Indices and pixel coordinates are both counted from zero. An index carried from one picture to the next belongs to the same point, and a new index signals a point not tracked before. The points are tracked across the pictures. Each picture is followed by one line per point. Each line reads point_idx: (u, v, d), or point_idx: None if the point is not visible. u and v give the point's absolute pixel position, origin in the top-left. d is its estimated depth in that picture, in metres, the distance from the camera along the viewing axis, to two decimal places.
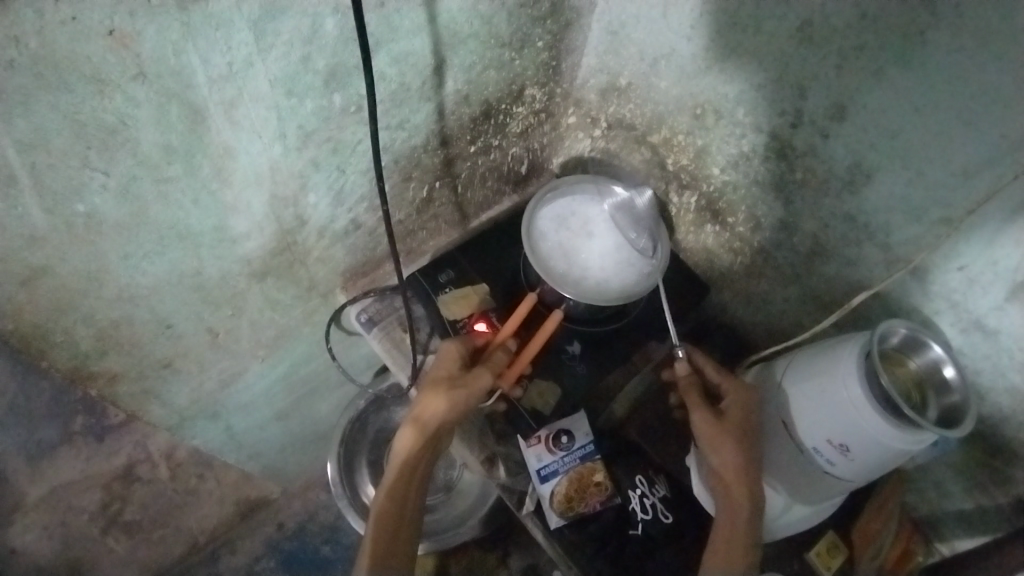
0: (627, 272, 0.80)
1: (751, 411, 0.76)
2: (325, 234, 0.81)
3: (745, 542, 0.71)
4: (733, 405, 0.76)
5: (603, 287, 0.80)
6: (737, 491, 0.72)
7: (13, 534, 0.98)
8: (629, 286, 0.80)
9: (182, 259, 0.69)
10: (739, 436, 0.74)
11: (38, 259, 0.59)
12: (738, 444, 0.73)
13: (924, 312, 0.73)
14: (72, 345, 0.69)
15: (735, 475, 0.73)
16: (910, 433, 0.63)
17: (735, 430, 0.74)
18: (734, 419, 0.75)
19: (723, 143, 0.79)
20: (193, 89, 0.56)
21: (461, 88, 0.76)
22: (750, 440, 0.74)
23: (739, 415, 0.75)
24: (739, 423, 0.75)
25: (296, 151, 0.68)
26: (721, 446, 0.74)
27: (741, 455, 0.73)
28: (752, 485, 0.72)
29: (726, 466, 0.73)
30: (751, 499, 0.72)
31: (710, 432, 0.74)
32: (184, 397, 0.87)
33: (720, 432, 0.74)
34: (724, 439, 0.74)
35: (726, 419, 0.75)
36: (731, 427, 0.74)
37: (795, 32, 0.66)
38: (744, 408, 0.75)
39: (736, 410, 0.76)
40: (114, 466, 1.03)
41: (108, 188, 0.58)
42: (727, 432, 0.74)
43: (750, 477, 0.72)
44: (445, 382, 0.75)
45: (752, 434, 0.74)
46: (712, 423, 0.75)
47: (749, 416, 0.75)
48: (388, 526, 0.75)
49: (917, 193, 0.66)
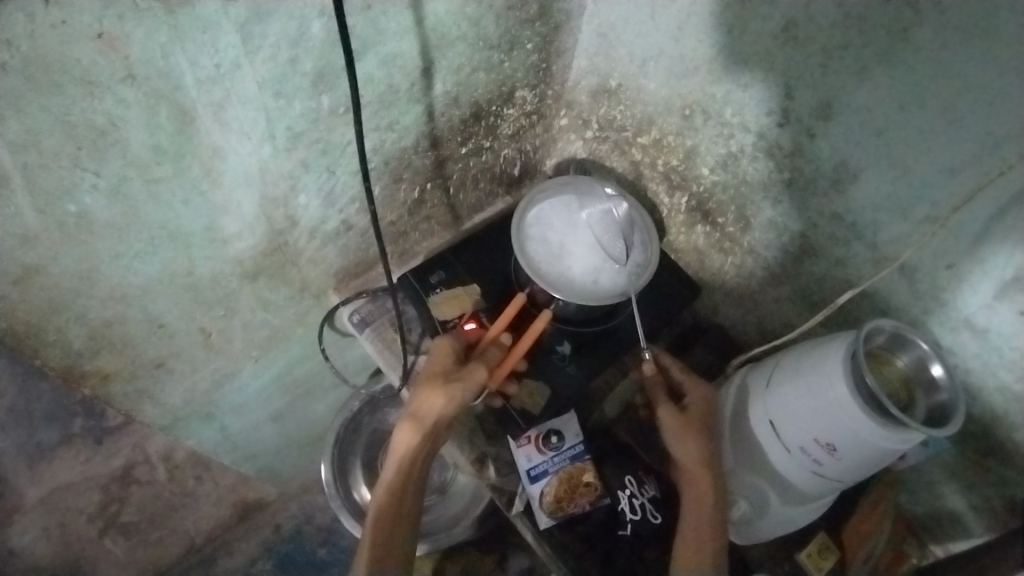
0: (614, 271, 0.81)
1: (711, 408, 0.80)
2: (316, 235, 0.81)
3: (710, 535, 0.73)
4: (694, 402, 0.80)
5: (589, 285, 0.80)
6: (702, 484, 0.75)
7: (13, 536, 1.00)
8: (615, 285, 0.81)
9: (173, 259, 0.70)
10: (701, 429, 0.77)
11: (30, 258, 0.60)
12: (702, 437, 0.77)
13: (913, 311, 0.72)
14: (65, 344, 0.69)
15: (700, 468, 0.75)
16: (897, 432, 0.63)
17: (697, 424, 0.78)
18: (696, 414, 0.79)
19: (712, 143, 0.80)
20: (182, 90, 0.57)
21: (450, 89, 0.76)
22: (711, 434, 0.78)
23: (700, 411, 0.79)
24: (700, 418, 0.79)
25: (285, 152, 0.68)
26: (685, 439, 0.77)
27: (705, 448, 0.76)
28: (716, 477, 0.75)
29: (690, 459, 0.76)
30: (717, 491, 0.74)
31: (675, 424, 0.78)
32: (177, 397, 0.88)
33: (684, 426, 0.78)
34: (688, 432, 0.77)
35: (689, 414, 0.79)
36: (693, 421, 0.78)
37: (780, 32, 0.67)
38: (703, 404, 0.80)
39: (697, 406, 0.80)
40: (113, 468, 1.05)
41: (98, 188, 0.59)
42: (690, 425, 0.78)
43: (714, 470, 0.75)
44: (439, 377, 0.76)
45: (712, 429, 0.78)
46: (677, 417, 0.78)
47: (709, 413, 0.80)
48: (387, 523, 0.75)
49: (902, 191, 0.66)
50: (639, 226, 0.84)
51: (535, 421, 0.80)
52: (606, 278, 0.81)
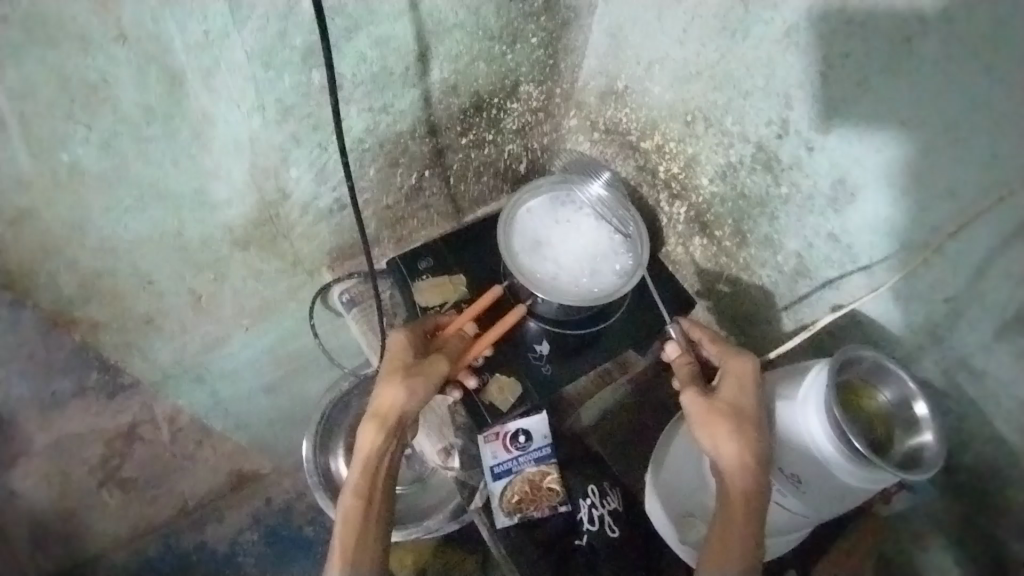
0: (574, 275, 0.80)
1: (749, 389, 0.68)
2: (309, 210, 0.83)
3: (744, 543, 0.62)
4: (729, 382, 0.68)
5: (559, 286, 0.79)
6: (735, 484, 0.63)
7: (14, 479, 0.99)
8: (584, 292, 0.78)
9: (163, 218, 0.73)
10: (732, 417, 0.65)
11: (24, 201, 0.63)
12: (734, 427, 0.64)
13: (907, 346, 0.68)
14: (55, 289, 0.73)
15: (735, 465, 0.63)
16: (864, 470, 0.60)
17: (728, 410, 0.66)
18: (728, 398, 0.67)
19: (712, 153, 0.77)
20: (172, 54, 0.59)
21: (448, 77, 0.77)
22: (747, 422, 0.65)
23: (734, 395, 0.67)
24: (733, 403, 0.67)
25: (275, 124, 0.70)
26: (713, 430, 0.65)
27: (739, 440, 0.64)
28: (758, 473, 0.63)
29: (721, 453, 0.65)
30: (752, 493, 0.62)
31: (698, 411, 0.67)
32: (166, 355, 0.92)
33: (711, 413, 0.66)
34: (717, 421, 0.65)
35: (718, 398, 0.67)
36: (723, 407, 0.66)
37: (782, 38, 0.64)
38: (739, 385, 0.68)
39: (732, 388, 0.68)
40: (120, 424, 1.05)
41: (90, 141, 0.61)
42: (719, 412, 0.66)
43: (753, 465, 0.63)
44: (401, 371, 0.73)
45: (749, 415, 0.66)
46: (703, 403, 0.67)
47: (746, 395, 0.67)
48: (355, 528, 0.69)
49: (901, 215, 0.62)
50: (628, 243, 0.81)
51: (502, 418, 0.80)
52: (577, 283, 0.79)
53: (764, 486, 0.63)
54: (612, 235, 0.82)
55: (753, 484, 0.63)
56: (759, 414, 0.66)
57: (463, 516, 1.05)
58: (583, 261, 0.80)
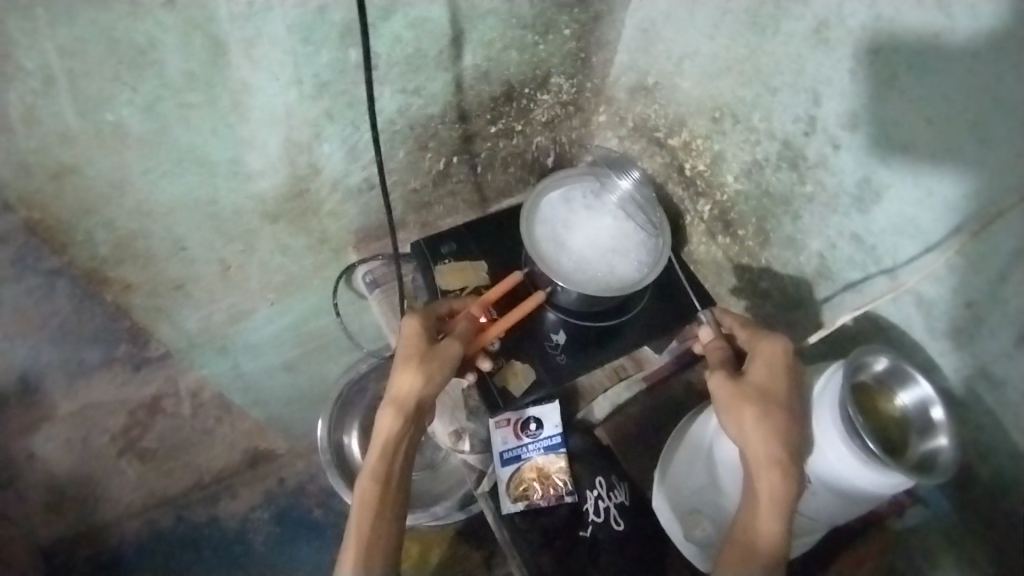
0: (588, 265, 0.80)
1: (780, 373, 0.66)
2: (338, 187, 0.86)
3: (770, 530, 0.61)
4: (760, 365, 0.67)
5: (571, 272, 0.79)
6: (762, 471, 0.62)
7: (39, 440, 1.10)
8: (594, 282, 0.78)
9: (198, 185, 0.75)
10: (760, 401, 0.64)
11: (68, 157, 0.66)
12: (761, 412, 0.64)
13: (928, 353, 0.66)
14: (91, 246, 0.77)
15: (762, 451, 0.63)
16: (877, 471, 0.59)
17: (756, 394, 0.65)
18: (757, 382, 0.66)
19: (739, 149, 0.77)
20: (216, 23, 0.61)
21: (480, 63, 0.79)
22: (776, 407, 0.64)
23: (764, 378, 0.66)
24: (762, 387, 0.66)
25: (310, 100, 0.72)
26: (740, 414, 0.65)
27: (767, 424, 0.63)
28: (787, 461, 0.61)
29: (747, 438, 0.64)
30: (779, 483, 0.61)
31: (726, 395, 0.66)
32: (193, 323, 0.96)
33: (738, 396, 0.65)
34: (744, 405, 0.65)
35: (747, 382, 0.67)
36: (752, 390, 0.65)
37: (812, 33, 0.64)
38: (770, 368, 0.67)
39: (763, 372, 0.67)
40: (143, 396, 1.14)
41: (135, 103, 0.64)
42: (747, 396, 0.65)
43: (781, 451, 0.62)
44: (416, 356, 0.72)
45: (778, 399, 0.65)
46: (730, 387, 0.66)
47: (777, 378, 0.66)
48: (373, 510, 0.69)
49: (925, 215, 0.62)
50: (647, 241, 0.81)
51: (514, 404, 0.81)
52: (590, 273, 0.79)
53: (793, 473, 0.61)
54: (632, 232, 0.82)
55: (781, 469, 0.62)
56: (791, 400, 0.65)
57: (471, 505, 1.07)
58: (599, 253, 0.80)
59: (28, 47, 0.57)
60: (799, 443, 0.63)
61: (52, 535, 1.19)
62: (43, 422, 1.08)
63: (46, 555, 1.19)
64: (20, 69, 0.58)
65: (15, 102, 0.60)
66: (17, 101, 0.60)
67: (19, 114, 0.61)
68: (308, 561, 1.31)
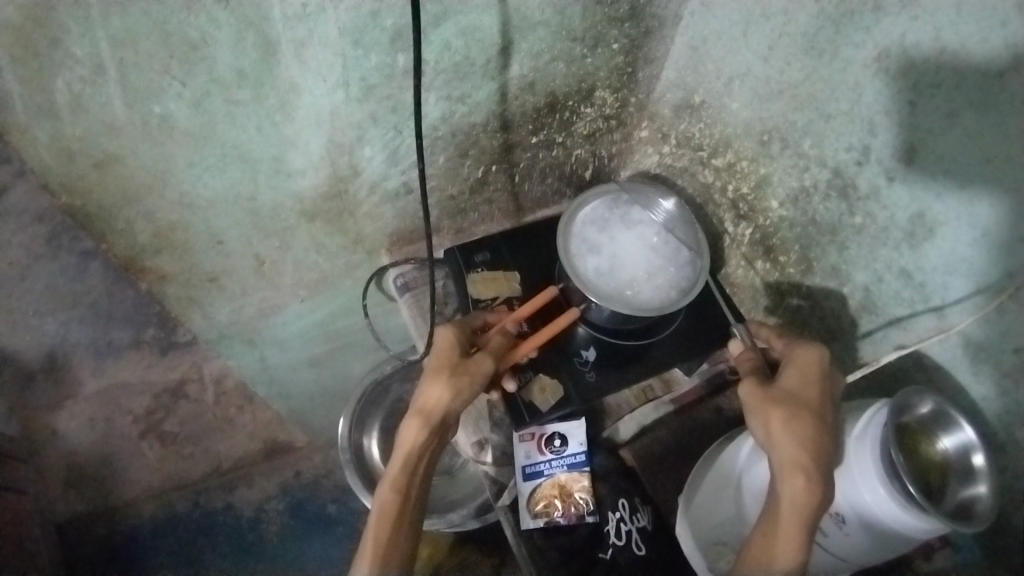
0: (607, 275, 0.77)
1: (814, 381, 0.65)
2: (376, 190, 0.86)
3: (791, 541, 0.59)
4: (792, 373, 0.66)
5: (587, 277, 0.77)
6: (786, 477, 0.60)
7: (61, 420, 1.23)
8: (604, 293, 0.76)
9: (240, 180, 0.76)
10: (790, 407, 0.63)
11: (113, 147, 0.67)
12: (791, 417, 0.62)
13: (972, 396, 0.64)
14: (130, 235, 0.78)
15: (789, 457, 0.61)
16: (915, 515, 0.56)
17: (786, 399, 0.64)
18: (788, 389, 0.65)
19: (786, 174, 0.75)
20: (269, 22, 0.61)
21: (527, 73, 0.78)
22: (806, 413, 0.62)
23: (796, 385, 0.65)
24: (793, 394, 0.64)
25: (356, 102, 0.72)
26: (768, 418, 0.64)
27: (795, 431, 0.62)
28: (813, 471, 0.60)
29: (774, 442, 0.63)
30: (805, 494, 0.59)
31: (754, 400, 0.65)
32: (224, 315, 0.96)
33: (767, 401, 0.64)
34: (773, 409, 0.64)
35: (777, 388, 0.65)
36: (782, 396, 0.64)
37: (872, 61, 0.63)
38: (803, 376, 0.65)
39: (796, 380, 0.65)
40: (169, 379, 1.28)
41: (183, 98, 0.64)
42: (776, 401, 0.64)
43: (808, 460, 0.60)
44: (446, 368, 0.71)
45: (809, 406, 0.63)
46: (759, 392, 0.65)
47: (810, 386, 0.64)
48: (391, 517, 0.69)
49: (979, 257, 0.59)
50: (675, 272, 0.78)
51: (540, 418, 0.79)
52: (605, 284, 0.77)
53: (819, 483, 0.60)
54: (666, 259, 0.79)
55: (805, 476, 0.60)
56: (823, 410, 0.63)
57: (488, 514, 1.04)
58: (623, 269, 0.78)
59: (78, 35, 0.57)
60: (830, 457, 0.61)
61: (68, 511, 1.24)
62: (67, 400, 1.23)
63: (60, 531, 1.23)
64: (69, 55, 0.58)
65: (63, 89, 0.61)
66: (65, 88, 0.61)
67: (66, 101, 0.62)
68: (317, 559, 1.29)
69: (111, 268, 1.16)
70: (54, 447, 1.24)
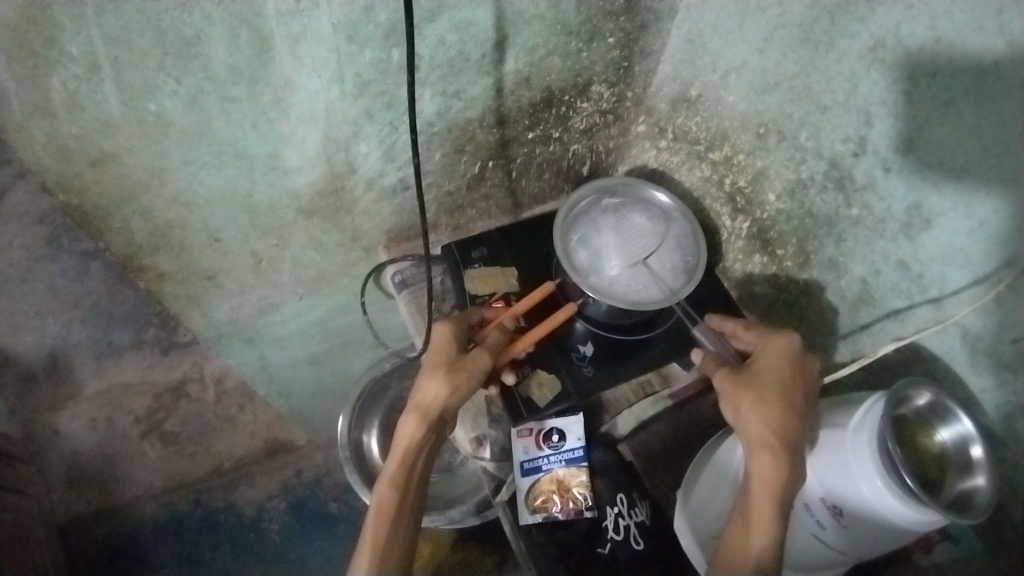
0: (602, 267, 0.78)
1: (783, 364, 0.66)
2: (372, 187, 0.86)
3: (765, 521, 0.61)
4: (762, 358, 0.68)
5: (582, 264, 0.78)
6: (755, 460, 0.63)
7: (63, 420, 1.24)
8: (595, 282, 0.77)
9: (237, 177, 0.76)
10: (757, 391, 0.65)
11: (109, 145, 0.67)
12: (757, 399, 0.65)
13: (969, 388, 0.64)
14: (128, 233, 0.78)
15: (757, 438, 0.64)
16: (913, 507, 0.56)
17: (755, 383, 0.66)
18: (757, 373, 0.67)
19: (783, 167, 0.75)
20: (263, 19, 0.61)
21: (522, 68, 0.78)
22: (772, 395, 0.64)
23: (765, 369, 0.67)
24: (761, 377, 0.66)
25: (352, 98, 0.72)
26: (738, 402, 0.66)
27: (762, 413, 0.64)
28: (778, 449, 0.62)
29: (744, 426, 0.65)
30: (773, 473, 0.61)
31: (727, 386, 0.68)
32: (223, 313, 0.96)
33: (736, 386, 0.67)
34: (742, 393, 0.66)
35: (747, 373, 0.67)
36: (750, 380, 0.66)
37: (868, 52, 0.62)
38: (773, 360, 0.67)
39: (765, 364, 0.67)
40: (171, 379, 1.29)
41: (178, 95, 0.64)
42: (744, 386, 0.66)
43: (775, 441, 0.62)
44: (445, 365, 0.72)
45: (777, 387, 0.65)
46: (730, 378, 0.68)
47: (779, 369, 0.66)
48: (389, 512, 0.69)
49: (977, 248, 0.59)
50: (667, 276, 0.78)
51: (538, 414, 0.78)
52: (598, 275, 0.77)
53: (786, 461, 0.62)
54: (662, 263, 0.78)
55: (772, 456, 0.62)
56: (790, 390, 0.64)
57: (488, 510, 1.05)
58: (619, 264, 0.78)
59: (73, 33, 0.57)
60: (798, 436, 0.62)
61: (70, 512, 1.25)
62: (69, 401, 1.24)
63: (62, 531, 1.24)
64: (64, 54, 0.58)
65: (58, 87, 0.61)
66: (60, 86, 0.61)
67: (62, 99, 0.62)
68: (319, 558, 1.28)
69: (112, 269, 1.18)
70: (55, 448, 1.24)
